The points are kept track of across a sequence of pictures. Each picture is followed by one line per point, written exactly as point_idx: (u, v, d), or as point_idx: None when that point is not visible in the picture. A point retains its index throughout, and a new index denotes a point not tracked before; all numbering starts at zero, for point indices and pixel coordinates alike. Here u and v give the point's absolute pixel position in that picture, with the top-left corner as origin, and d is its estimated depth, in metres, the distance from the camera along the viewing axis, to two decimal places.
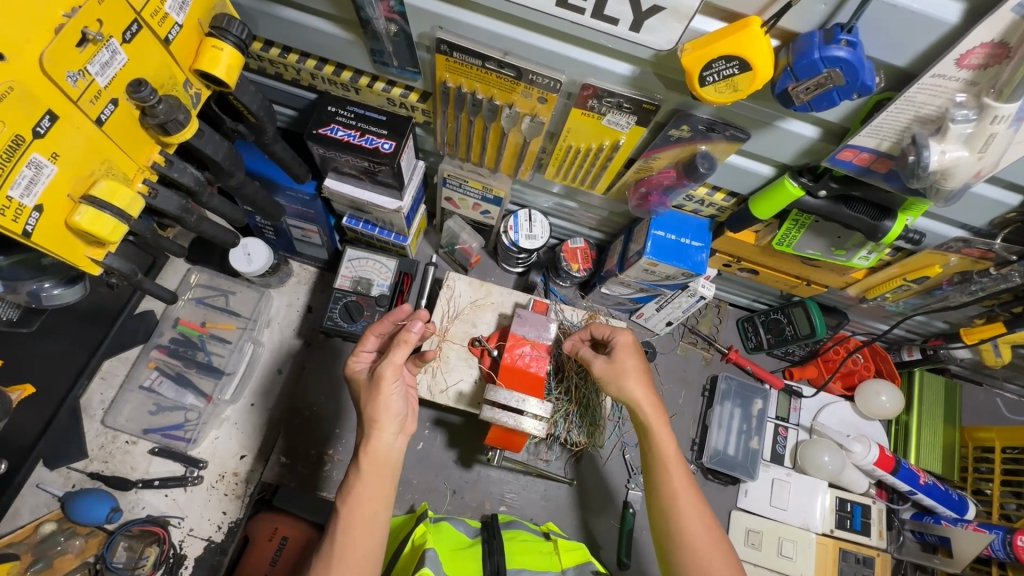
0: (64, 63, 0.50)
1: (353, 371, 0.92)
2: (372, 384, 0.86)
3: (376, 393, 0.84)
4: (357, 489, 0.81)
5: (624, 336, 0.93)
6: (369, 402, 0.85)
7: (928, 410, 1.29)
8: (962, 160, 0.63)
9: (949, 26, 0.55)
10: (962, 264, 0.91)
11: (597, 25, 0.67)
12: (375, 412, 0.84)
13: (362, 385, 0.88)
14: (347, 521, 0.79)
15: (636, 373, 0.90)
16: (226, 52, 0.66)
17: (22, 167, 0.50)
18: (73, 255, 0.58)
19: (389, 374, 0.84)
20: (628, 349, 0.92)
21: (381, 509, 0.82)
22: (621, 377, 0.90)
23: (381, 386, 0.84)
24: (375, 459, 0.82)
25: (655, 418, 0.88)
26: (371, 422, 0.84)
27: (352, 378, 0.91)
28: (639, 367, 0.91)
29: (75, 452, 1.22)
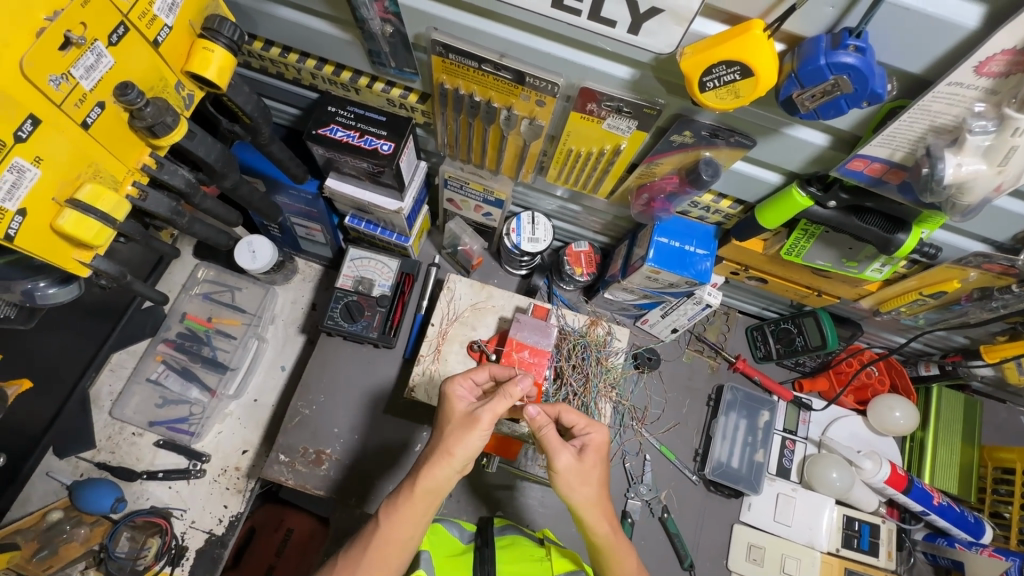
0: (46, 66, 0.50)
1: (450, 391, 0.87)
2: (464, 421, 0.83)
3: (467, 432, 0.81)
4: (402, 511, 0.81)
5: (600, 436, 0.85)
6: (454, 433, 0.82)
7: (945, 428, 1.23)
8: (980, 174, 0.59)
9: (967, 31, 0.51)
10: (982, 280, 0.86)
11: (595, 27, 0.65)
12: (452, 448, 0.81)
13: (454, 417, 0.85)
14: (383, 538, 0.80)
15: (599, 483, 0.83)
16: (217, 54, 0.66)
17: (3, 171, 0.49)
18: (60, 258, 0.58)
19: (484, 422, 0.82)
20: (597, 452, 0.84)
21: (414, 535, 0.81)
22: (577, 489, 0.82)
23: (472, 431, 0.82)
24: (433, 490, 0.81)
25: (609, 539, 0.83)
26: (444, 453, 0.81)
27: (448, 401, 0.86)
28: (597, 482, 0.83)
29: (83, 442, 1.26)
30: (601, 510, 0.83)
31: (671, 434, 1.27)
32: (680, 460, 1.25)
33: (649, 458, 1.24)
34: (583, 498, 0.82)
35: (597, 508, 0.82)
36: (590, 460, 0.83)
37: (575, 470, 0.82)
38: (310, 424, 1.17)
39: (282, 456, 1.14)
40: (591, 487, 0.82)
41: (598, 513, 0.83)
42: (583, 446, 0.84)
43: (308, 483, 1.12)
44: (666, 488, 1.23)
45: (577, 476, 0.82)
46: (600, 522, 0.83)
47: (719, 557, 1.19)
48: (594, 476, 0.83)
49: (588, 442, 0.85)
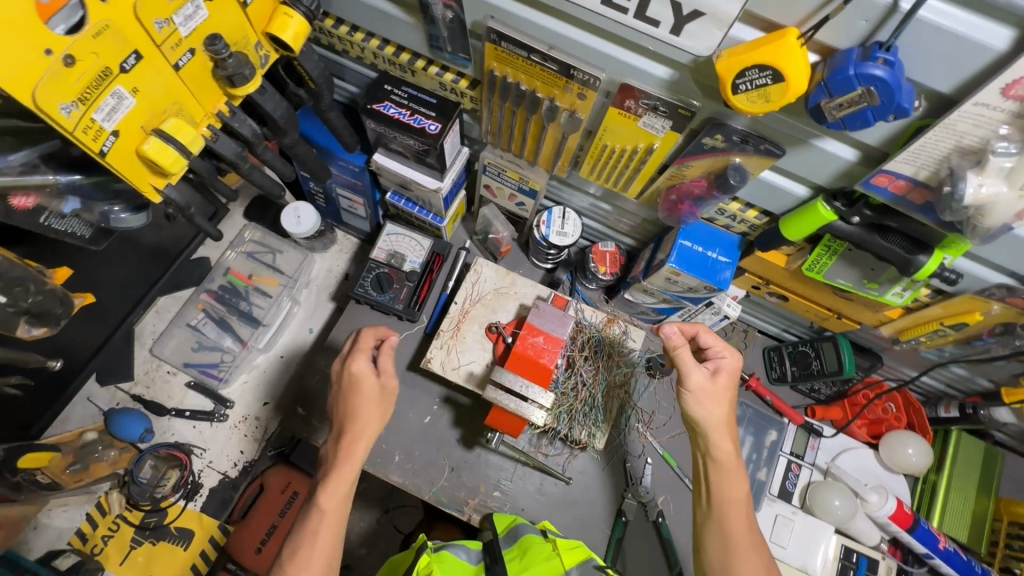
0: (153, 10, 0.57)
1: (355, 369, 0.94)
2: (348, 388, 0.94)
3: (351, 397, 0.93)
4: (331, 482, 0.89)
5: (735, 361, 0.95)
6: (345, 400, 0.93)
7: (959, 473, 1.20)
8: (1001, 197, 0.60)
9: (996, 53, 0.53)
10: (1006, 314, 0.85)
11: (639, 25, 0.69)
12: (368, 426, 0.92)
13: (342, 386, 0.95)
14: (321, 514, 0.87)
15: (727, 401, 0.93)
16: (295, 20, 0.74)
17: (106, 96, 0.57)
18: (139, 181, 0.65)
19: (369, 391, 0.93)
20: (734, 374, 0.94)
21: (347, 500, 0.90)
22: (702, 399, 0.92)
23: (383, 407, 0.94)
24: (351, 455, 0.91)
25: (725, 451, 0.93)
26: (363, 433, 0.92)
27: (354, 379, 0.93)
28: (725, 402, 0.93)
29: (123, 373, 1.36)
30: (722, 429, 0.93)
31: (676, 441, 1.28)
32: (680, 467, 1.25)
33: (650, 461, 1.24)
34: (707, 410, 0.92)
35: (721, 424, 0.93)
36: (723, 375, 0.93)
37: (707, 383, 0.92)
38: (330, 383, 1.24)
39: (300, 409, 1.21)
40: (719, 404, 0.93)
41: (721, 431, 0.93)
42: (719, 368, 0.94)
43: (321, 437, 1.18)
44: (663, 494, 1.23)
45: (697, 387, 0.92)
46: (723, 439, 0.93)
47: None
48: (723, 393, 0.93)
49: (723, 365, 0.94)
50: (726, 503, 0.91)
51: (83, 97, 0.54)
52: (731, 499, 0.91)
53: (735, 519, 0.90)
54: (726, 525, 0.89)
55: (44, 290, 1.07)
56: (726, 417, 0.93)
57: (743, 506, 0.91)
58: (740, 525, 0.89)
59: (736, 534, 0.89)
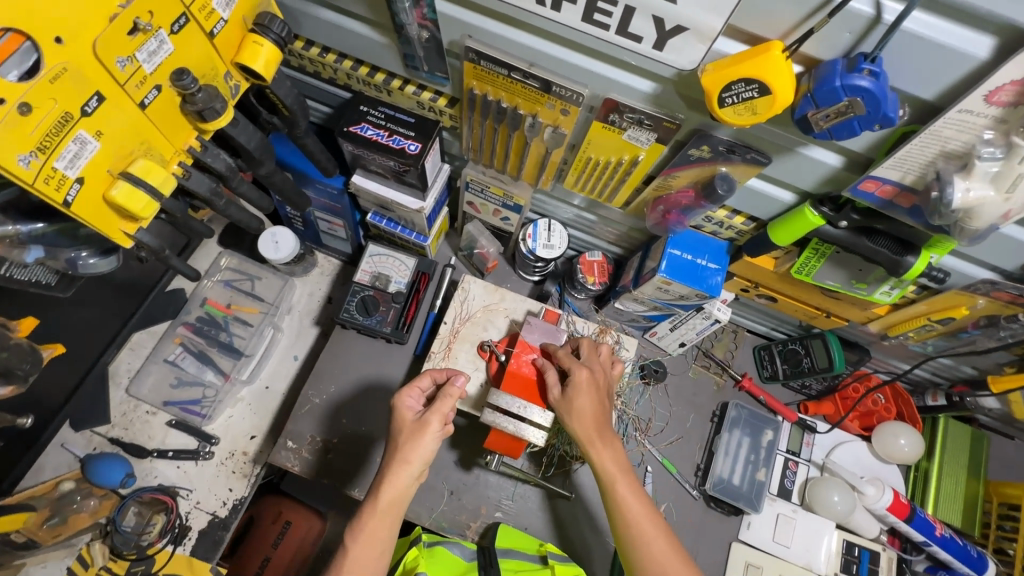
0: (115, 49, 0.54)
1: (397, 403, 0.90)
2: (415, 428, 0.86)
3: (418, 438, 0.84)
4: (364, 529, 0.81)
5: (582, 373, 0.96)
6: (409, 442, 0.84)
7: (950, 458, 1.23)
8: (987, 199, 0.61)
9: (977, 61, 0.54)
10: (991, 307, 0.87)
11: (621, 41, 0.68)
12: (409, 455, 0.84)
13: (404, 425, 0.87)
14: (353, 563, 0.80)
15: (589, 414, 0.94)
16: (265, 48, 0.71)
17: (68, 142, 0.53)
18: (108, 228, 0.62)
19: (433, 426, 0.85)
20: (585, 387, 0.96)
21: (385, 550, 0.82)
22: (572, 411, 0.95)
23: (424, 434, 0.84)
24: (393, 501, 0.82)
25: (614, 470, 0.92)
26: (402, 461, 0.83)
27: (397, 412, 0.89)
28: (592, 410, 0.95)
29: (98, 416, 1.29)
30: (596, 439, 0.94)
31: (674, 448, 1.27)
32: (681, 474, 1.25)
33: (650, 470, 1.24)
34: (586, 427, 0.94)
35: (593, 433, 0.94)
36: (581, 386, 0.95)
37: (570, 397, 0.95)
38: (319, 413, 1.20)
39: (290, 442, 1.17)
40: (585, 414, 0.94)
41: (607, 450, 0.94)
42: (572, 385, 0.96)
43: (314, 470, 1.15)
44: (666, 502, 1.23)
45: (573, 400, 0.95)
46: (596, 448, 0.94)
47: None
48: (586, 403, 0.95)
49: (575, 381, 0.96)
50: (636, 520, 0.90)
51: (42, 146, 0.51)
52: (638, 515, 0.90)
53: (647, 534, 0.89)
54: (647, 545, 0.88)
55: (9, 346, 1.03)
56: (595, 422, 0.94)
57: (654, 519, 0.90)
58: (657, 541, 0.89)
59: (655, 549, 0.88)
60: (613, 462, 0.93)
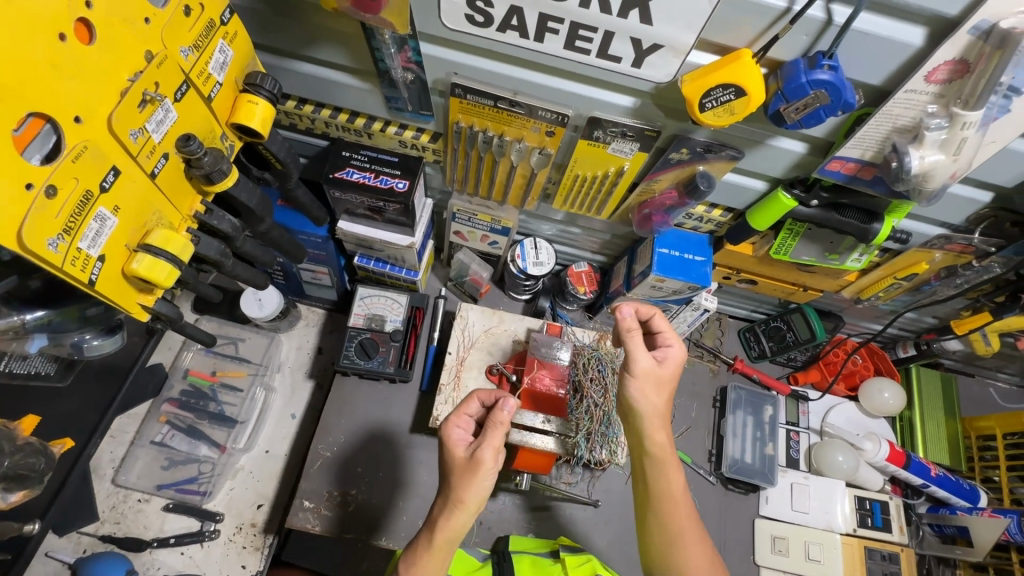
0: (128, 122, 0.54)
1: (446, 435, 0.87)
2: (468, 466, 0.83)
3: (471, 478, 0.82)
4: (418, 563, 0.82)
5: (682, 354, 0.89)
6: (461, 483, 0.82)
7: (929, 403, 1.34)
8: (940, 163, 0.70)
9: (915, 48, 0.63)
10: (946, 259, 0.98)
11: (602, 63, 0.74)
12: (462, 495, 0.82)
13: (456, 464, 0.84)
14: None
15: (658, 399, 0.87)
16: (261, 105, 0.71)
17: (90, 220, 0.52)
18: (127, 302, 0.60)
19: (488, 463, 0.82)
20: (676, 366, 0.88)
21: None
22: (658, 384, 0.86)
23: (477, 474, 0.82)
24: (449, 536, 0.82)
25: (664, 450, 0.87)
26: (456, 503, 0.82)
27: (447, 446, 0.86)
28: (661, 397, 0.87)
29: (85, 515, 1.19)
30: (660, 420, 0.87)
31: (685, 438, 1.32)
32: (696, 463, 1.30)
33: None
34: (653, 397, 0.86)
35: (658, 417, 0.87)
36: (671, 361, 0.88)
37: (654, 368, 0.86)
38: (333, 467, 1.16)
39: (307, 503, 1.12)
40: (655, 397, 0.86)
41: (659, 427, 0.88)
42: (664, 355, 0.88)
43: (336, 527, 1.10)
44: (687, 492, 1.27)
45: (651, 372, 0.86)
46: (657, 432, 0.87)
47: (747, 553, 1.23)
48: (655, 388, 0.87)
49: (669, 355, 0.88)
50: (672, 503, 0.88)
51: (67, 228, 0.49)
52: (675, 500, 0.88)
53: (678, 516, 0.87)
54: (676, 527, 0.87)
55: (20, 447, 1.02)
56: (665, 393, 0.87)
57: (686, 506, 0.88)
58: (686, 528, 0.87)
59: (682, 530, 0.87)
60: (663, 441, 0.88)
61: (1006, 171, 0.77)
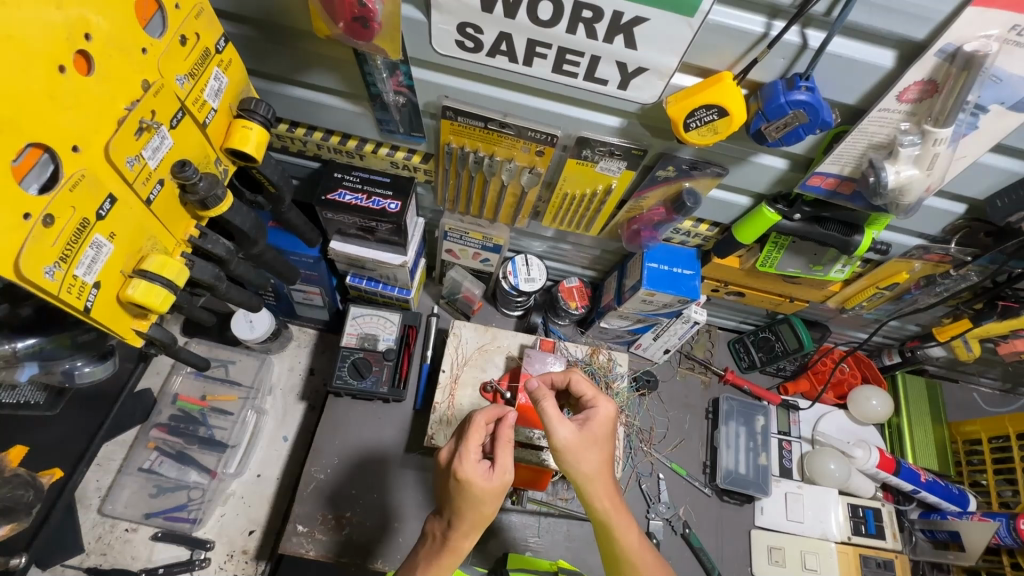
0: (125, 150, 0.55)
1: (468, 473, 0.82)
2: (497, 492, 0.83)
3: (499, 500, 0.83)
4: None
5: (608, 408, 0.90)
6: (488, 505, 0.83)
7: (915, 409, 1.37)
8: (915, 178, 0.73)
9: (886, 70, 0.66)
10: (925, 269, 1.02)
11: (588, 85, 0.76)
12: (489, 513, 0.84)
13: (485, 494, 0.82)
14: None
15: (595, 453, 0.86)
16: (254, 131, 0.72)
17: (86, 248, 0.52)
18: (122, 328, 0.60)
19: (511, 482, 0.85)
20: (604, 422, 0.89)
21: None
22: (585, 449, 0.85)
23: (505, 495, 0.84)
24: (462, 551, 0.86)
25: (610, 505, 0.86)
26: (480, 521, 0.84)
27: (471, 481, 0.81)
28: (597, 453, 0.86)
29: (70, 547, 1.16)
30: (600, 480, 0.85)
31: (679, 451, 1.32)
32: (691, 475, 1.30)
33: (662, 477, 1.28)
34: (585, 463, 0.85)
35: (597, 477, 0.85)
36: (595, 420, 0.88)
37: (581, 434, 0.86)
38: (327, 489, 1.15)
39: (300, 527, 1.10)
40: (590, 457, 0.85)
41: (600, 485, 0.86)
42: (587, 418, 0.88)
43: (330, 551, 1.09)
44: (683, 505, 1.27)
45: (577, 438, 0.85)
46: (600, 492, 0.86)
47: (744, 564, 1.23)
48: (592, 444, 0.86)
49: (592, 415, 0.88)
50: (633, 555, 0.85)
51: (63, 256, 0.50)
52: (634, 552, 0.85)
53: (644, 566, 0.85)
54: None
55: (6, 479, 1.04)
56: (597, 456, 0.86)
57: (647, 555, 0.86)
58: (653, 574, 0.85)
59: None
60: (607, 497, 0.86)
61: (978, 184, 0.80)
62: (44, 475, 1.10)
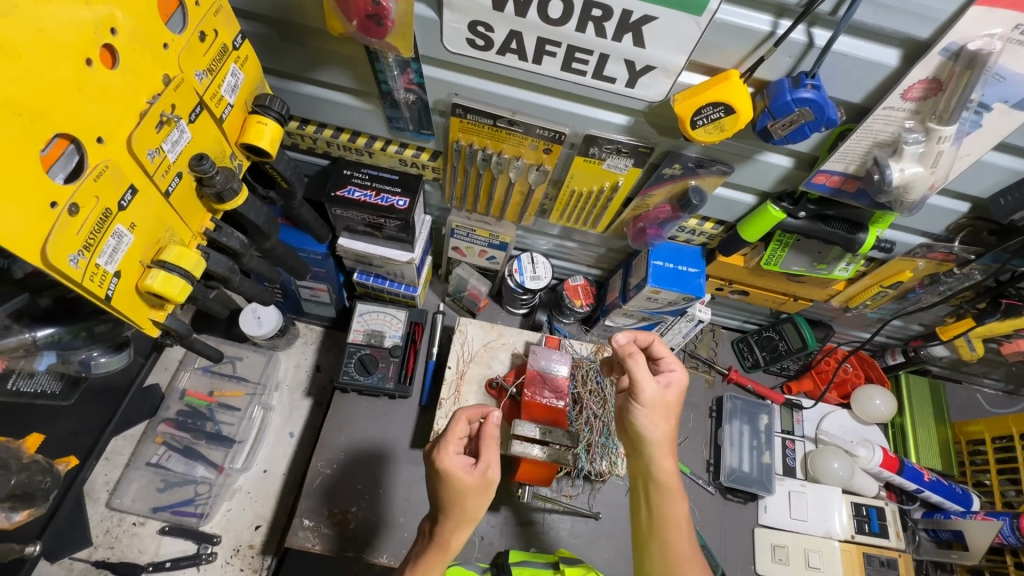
0: (146, 142, 0.56)
1: (448, 465, 0.84)
2: (480, 487, 0.84)
3: (484, 496, 0.84)
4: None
5: (683, 376, 0.91)
6: (473, 501, 0.84)
7: (919, 409, 1.37)
8: (919, 175, 0.74)
9: (890, 69, 0.67)
10: (929, 267, 1.03)
11: (597, 83, 0.77)
12: (476, 512, 0.85)
13: (467, 487, 0.83)
14: None
15: (668, 420, 0.89)
16: (269, 126, 0.73)
17: (108, 237, 0.54)
18: (140, 317, 0.61)
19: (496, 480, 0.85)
20: (678, 388, 0.91)
21: None
22: (659, 410, 0.88)
23: (489, 492, 0.85)
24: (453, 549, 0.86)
25: (668, 471, 0.89)
26: (466, 519, 0.84)
27: (450, 475, 0.83)
28: (668, 418, 0.89)
29: (79, 540, 1.17)
30: (665, 445, 0.89)
31: (683, 449, 1.33)
32: (694, 473, 1.30)
33: None
34: (656, 423, 0.88)
35: (662, 442, 0.89)
36: (676, 384, 0.90)
37: (656, 393, 0.88)
38: (333, 484, 1.15)
39: (307, 521, 1.11)
40: (662, 420, 0.89)
41: (664, 448, 0.89)
42: (667, 381, 0.90)
43: (337, 545, 1.10)
44: (687, 503, 1.27)
45: (650, 396, 0.87)
46: (664, 455, 0.89)
47: (747, 562, 1.24)
48: (666, 407, 0.89)
49: (671, 381, 0.90)
50: (671, 526, 0.88)
51: (87, 244, 0.51)
52: (676, 522, 0.88)
53: (681, 539, 0.87)
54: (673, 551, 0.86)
55: (26, 466, 1.08)
56: (672, 419, 0.90)
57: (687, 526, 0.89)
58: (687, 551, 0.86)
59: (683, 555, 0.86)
60: (667, 463, 0.89)
61: (980, 182, 0.81)
62: (60, 463, 1.14)
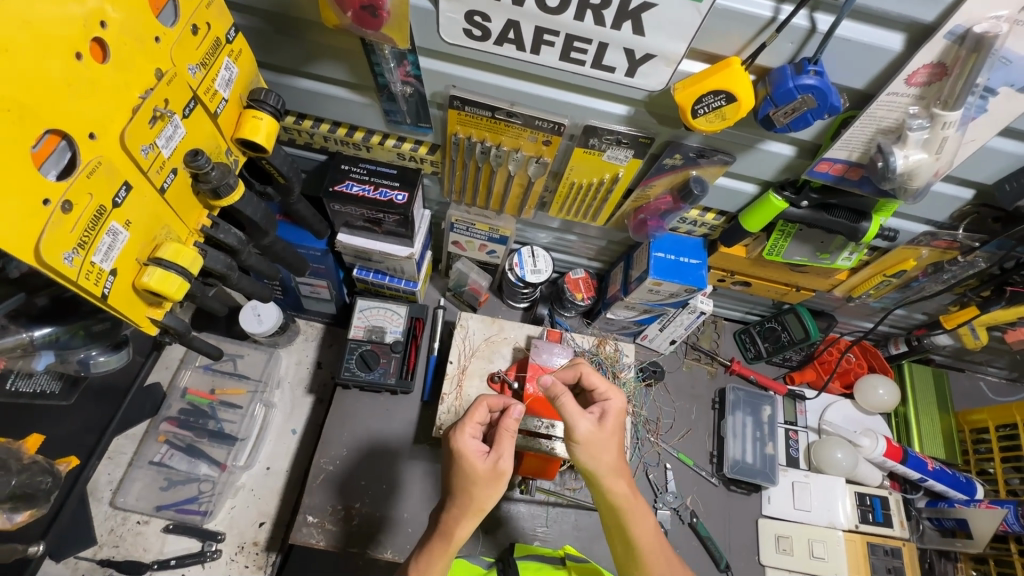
0: (139, 138, 0.55)
1: (461, 446, 0.85)
2: (490, 476, 0.84)
3: (495, 487, 0.83)
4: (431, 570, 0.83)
5: (620, 400, 0.90)
6: (483, 489, 0.83)
7: (922, 398, 1.36)
8: (923, 162, 0.73)
9: (894, 53, 0.66)
10: (933, 256, 1.02)
11: (596, 73, 0.76)
12: (483, 503, 0.83)
13: (477, 472, 0.84)
14: None
15: (616, 447, 0.87)
16: (264, 120, 0.72)
17: (103, 235, 0.53)
18: (137, 316, 0.61)
19: (509, 472, 0.84)
20: (617, 413, 0.89)
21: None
22: (595, 446, 0.85)
23: (500, 483, 0.84)
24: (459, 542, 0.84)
25: (627, 496, 0.86)
26: (476, 508, 0.83)
27: (463, 456, 0.85)
28: (615, 446, 0.86)
29: (83, 539, 1.17)
30: (618, 472, 0.86)
31: (686, 441, 1.33)
32: (697, 465, 1.30)
33: (669, 467, 1.29)
34: (601, 458, 0.85)
35: (615, 471, 0.86)
36: (611, 412, 0.88)
37: (583, 431, 0.85)
38: (336, 481, 1.15)
39: (310, 518, 1.11)
40: (609, 450, 0.86)
41: (615, 477, 0.86)
42: (602, 411, 0.89)
43: (340, 541, 1.10)
44: (690, 495, 1.27)
45: (581, 432, 0.84)
46: (617, 484, 0.86)
47: (751, 553, 1.24)
48: (613, 435, 0.87)
49: (607, 408, 0.89)
50: (644, 549, 0.86)
51: (82, 242, 0.50)
52: (647, 544, 0.86)
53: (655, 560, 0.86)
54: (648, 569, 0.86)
55: (26, 466, 1.08)
56: (617, 449, 0.87)
57: (659, 544, 0.87)
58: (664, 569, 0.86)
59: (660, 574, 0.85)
60: (626, 488, 0.87)
61: (986, 168, 0.80)
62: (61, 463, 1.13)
